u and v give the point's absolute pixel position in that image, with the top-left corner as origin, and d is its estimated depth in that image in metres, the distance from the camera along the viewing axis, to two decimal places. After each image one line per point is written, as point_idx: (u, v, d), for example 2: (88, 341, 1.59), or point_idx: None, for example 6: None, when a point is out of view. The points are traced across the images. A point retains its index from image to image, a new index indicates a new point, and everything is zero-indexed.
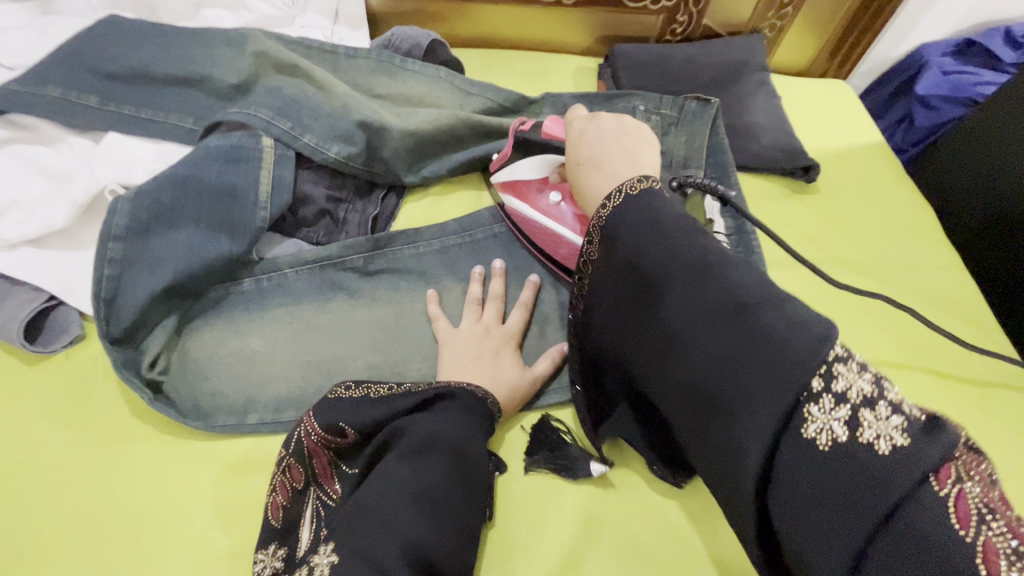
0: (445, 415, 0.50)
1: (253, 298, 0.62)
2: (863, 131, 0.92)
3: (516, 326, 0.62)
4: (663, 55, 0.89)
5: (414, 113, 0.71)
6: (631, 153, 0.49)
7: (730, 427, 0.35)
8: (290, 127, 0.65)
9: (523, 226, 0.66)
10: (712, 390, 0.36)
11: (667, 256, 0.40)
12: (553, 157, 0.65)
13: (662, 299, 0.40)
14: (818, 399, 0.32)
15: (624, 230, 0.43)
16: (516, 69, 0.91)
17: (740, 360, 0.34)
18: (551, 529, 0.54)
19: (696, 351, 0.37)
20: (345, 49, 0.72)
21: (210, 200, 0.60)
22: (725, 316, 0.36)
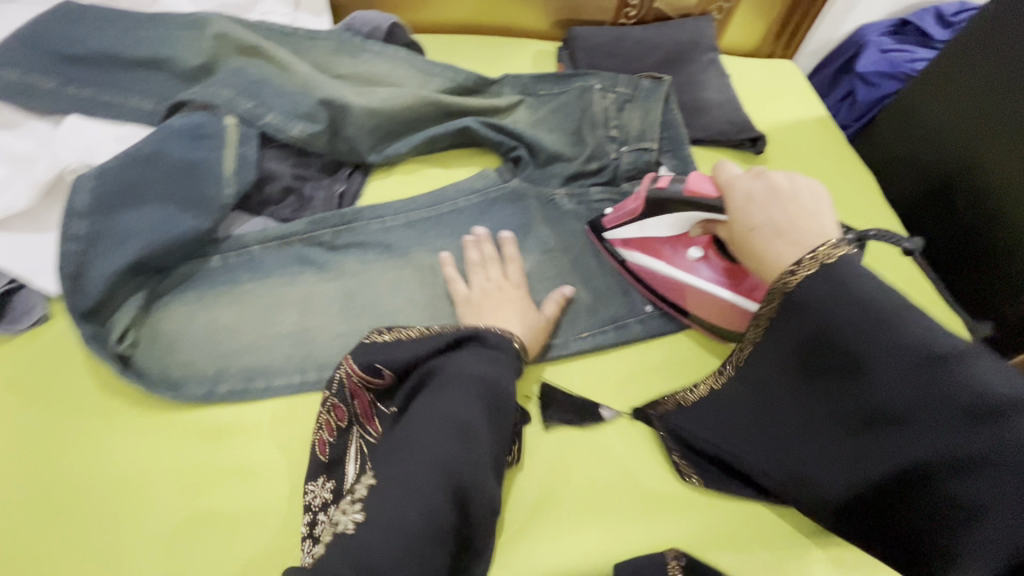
0: (475, 355, 0.53)
1: (222, 273, 0.63)
2: (808, 106, 0.97)
3: (521, 279, 0.67)
4: (617, 36, 0.93)
5: (375, 92, 0.72)
6: (811, 216, 0.50)
7: (961, 526, 0.38)
8: (254, 105, 0.66)
9: (649, 281, 0.68)
10: (951, 492, 0.38)
11: (875, 340, 0.41)
12: (691, 215, 0.62)
13: (868, 388, 0.42)
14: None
15: (821, 306, 0.43)
16: (478, 53, 0.94)
17: (1012, 476, 0.36)
18: (531, 478, 0.57)
19: (899, 430, 0.41)
20: (306, 31, 0.74)
21: (175, 175, 0.61)
22: (961, 425, 0.38)
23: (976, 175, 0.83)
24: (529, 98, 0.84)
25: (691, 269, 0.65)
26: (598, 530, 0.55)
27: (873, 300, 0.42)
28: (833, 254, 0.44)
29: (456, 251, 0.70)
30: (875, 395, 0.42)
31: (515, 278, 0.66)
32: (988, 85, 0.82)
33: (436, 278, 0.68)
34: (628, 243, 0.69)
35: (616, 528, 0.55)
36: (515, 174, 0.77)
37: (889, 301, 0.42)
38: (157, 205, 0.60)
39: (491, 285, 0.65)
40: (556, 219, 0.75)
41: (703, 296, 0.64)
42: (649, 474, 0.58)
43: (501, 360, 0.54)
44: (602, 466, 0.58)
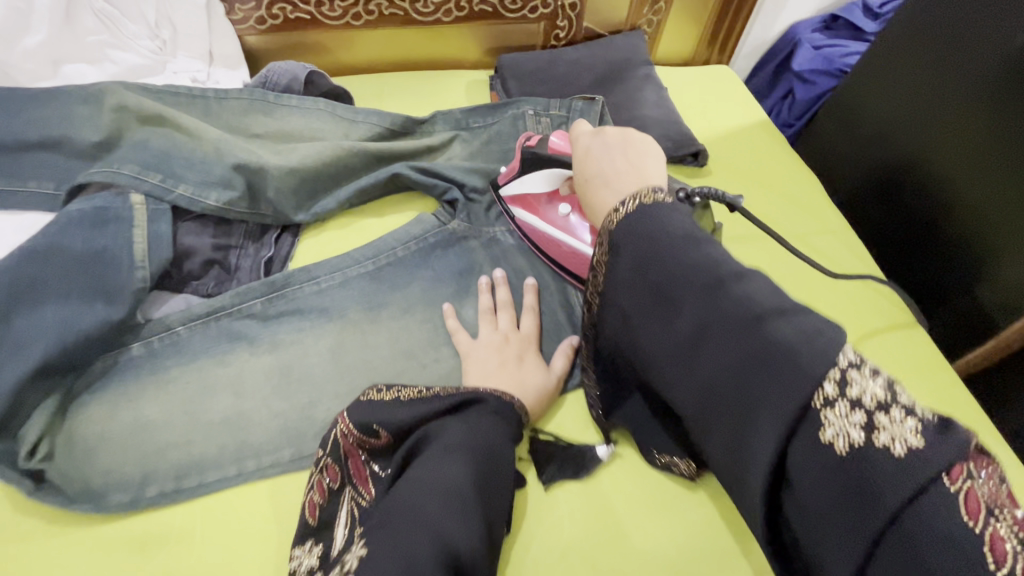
0: (475, 421, 0.52)
1: (144, 363, 0.59)
2: (748, 111, 0.96)
3: (532, 331, 0.64)
4: (548, 61, 0.91)
5: (293, 149, 0.69)
6: (637, 167, 0.50)
7: (742, 424, 0.37)
8: (161, 179, 0.63)
9: (534, 237, 0.69)
10: (733, 398, 0.38)
11: (670, 269, 0.42)
12: (560, 170, 0.66)
13: (646, 305, 0.44)
14: (850, 406, 0.33)
15: (637, 238, 0.44)
16: (409, 90, 0.91)
17: (774, 387, 0.35)
18: (516, 543, 0.54)
19: (706, 357, 0.39)
20: (215, 92, 0.70)
21: (81, 266, 0.57)
22: (737, 337, 0.38)
23: (917, 174, 0.84)
24: (464, 132, 0.81)
25: (558, 224, 0.67)
26: None
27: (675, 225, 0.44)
28: (649, 197, 0.45)
29: (397, 307, 0.67)
30: (674, 318, 0.42)
31: (522, 328, 0.64)
32: (921, 85, 0.82)
33: (377, 340, 0.64)
34: (512, 200, 0.71)
35: None
36: (454, 217, 0.74)
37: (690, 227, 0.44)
38: (60, 300, 0.56)
39: (499, 336, 0.63)
40: (499, 258, 0.72)
41: (556, 240, 0.67)
42: (652, 520, 0.56)
43: (500, 429, 0.53)
44: (584, 516, 0.56)
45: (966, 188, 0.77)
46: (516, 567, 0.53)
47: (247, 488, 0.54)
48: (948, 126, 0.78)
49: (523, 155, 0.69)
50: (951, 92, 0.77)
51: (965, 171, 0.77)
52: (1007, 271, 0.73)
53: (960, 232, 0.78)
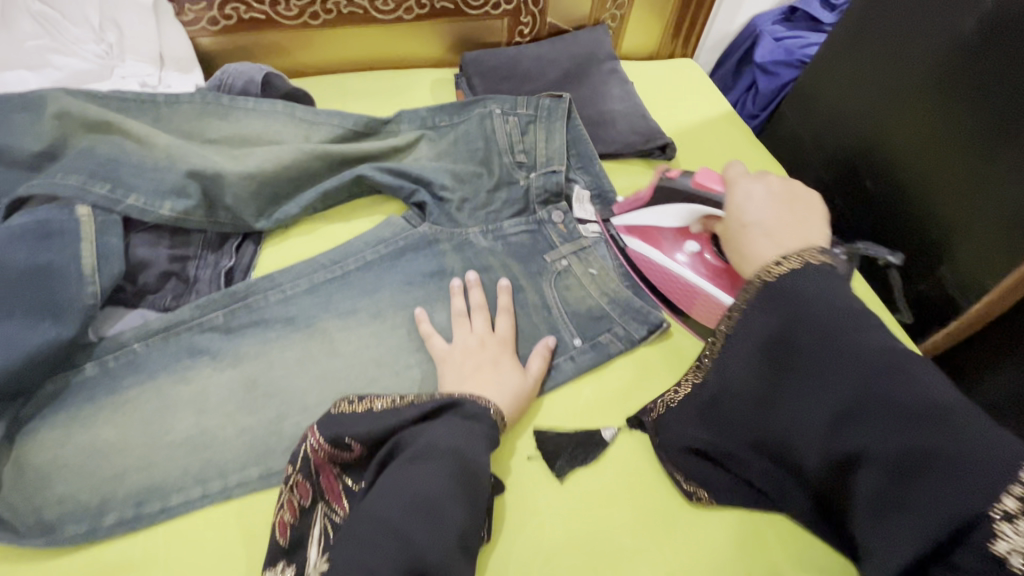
0: (447, 426, 0.51)
1: (99, 383, 0.56)
2: (713, 104, 0.97)
3: (508, 332, 0.63)
4: (513, 57, 0.90)
5: (251, 154, 0.67)
6: (797, 222, 0.53)
7: (872, 514, 0.38)
8: (110, 189, 0.59)
9: (641, 266, 0.71)
10: (876, 485, 0.38)
11: (856, 336, 0.42)
12: (701, 208, 0.67)
13: (791, 394, 0.44)
14: (1013, 521, 0.32)
15: (789, 294, 0.45)
16: (372, 90, 0.89)
17: (947, 482, 0.35)
18: (495, 549, 0.53)
19: (854, 442, 0.39)
20: (165, 97, 0.67)
21: (24, 283, 0.53)
22: (908, 424, 0.37)
23: (873, 164, 0.86)
24: (430, 131, 0.79)
25: (687, 265, 0.68)
26: None
27: (865, 309, 0.44)
28: (818, 258, 0.46)
29: (366, 313, 0.65)
30: (821, 396, 0.42)
31: (496, 330, 0.63)
32: (877, 77, 0.84)
33: (346, 347, 0.62)
34: (631, 230, 0.73)
35: None
36: (424, 220, 0.73)
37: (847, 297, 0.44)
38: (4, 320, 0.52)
39: (473, 340, 0.61)
40: (471, 259, 0.70)
41: (680, 282, 0.68)
42: (631, 518, 0.56)
43: (476, 433, 0.51)
44: (567, 524, 0.55)
45: (920, 174, 0.79)
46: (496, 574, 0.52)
47: (212, 509, 0.52)
48: (913, 117, 0.79)
49: (656, 184, 0.72)
50: (909, 83, 0.79)
51: (917, 158, 0.79)
52: (962, 253, 0.75)
53: (926, 219, 0.79)
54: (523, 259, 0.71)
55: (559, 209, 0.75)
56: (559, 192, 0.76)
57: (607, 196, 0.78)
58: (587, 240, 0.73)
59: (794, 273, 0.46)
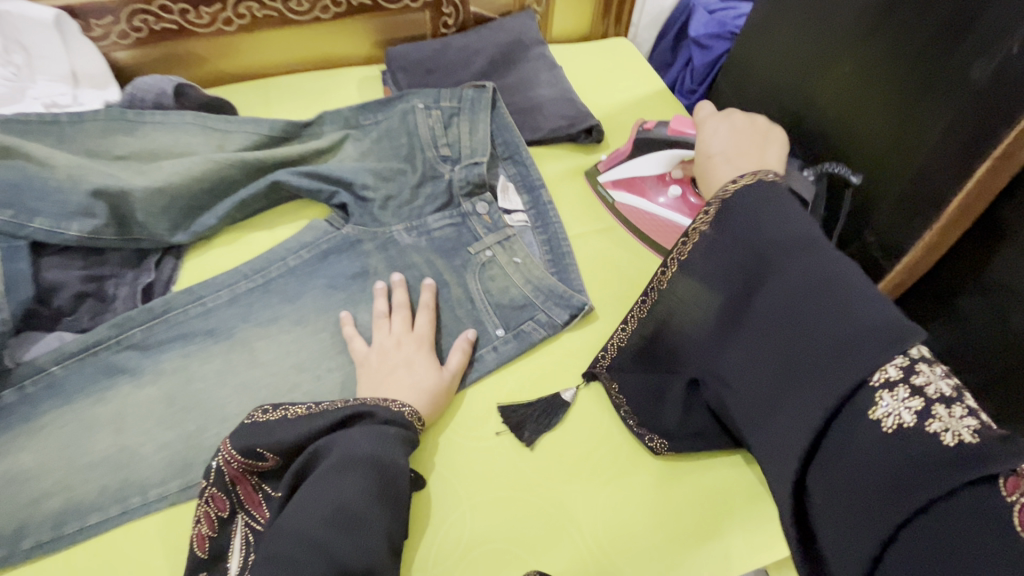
0: (364, 431, 0.51)
1: (16, 409, 0.56)
2: (644, 81, 0.97)
3: (427, 329, 0.63)
4: (437, 49, 0.89)
5: (162, 167, 0.66)
6: (760, 151, 0.61)
7: (801, 385, 0.45)
8: (12, 215, 0.59)
9: (632, 217, 0.75)
10: (800, 361, 0.45)
11: (782, 236, 0.49)
12: (679, 152, 0.70)
13: (710, 313, 0.53)
14: (916, 404, 0.40)
15: (738, 207, 0.51)
16: (297, 92, 0.88)
17: (867, 352, 0.42)
18: (416, 545, 0.54)
19: (767, 342, 0.48)
20: (69, 116, 0.66)
21: None
22: (816, 305, 0.45)
23: (805, 126, 0.84)
24: (354, 131, 0.79)
25: (671, 208, 0.72)
26: None
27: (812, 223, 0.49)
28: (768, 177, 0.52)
29: (289, 320, 0.65)
30: (751, 296, 0.50)
31: (417, 330, 0.63)
32: (800, 39, 0.83)
33: (268, 355, 0.62)
34: (616, 183, 0.76)
35: (508, 574, 0.53)
36: (348, 221, 0.73)
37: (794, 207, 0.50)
38: None
39: (390, 342, 0.61)
40: (395, 257, 0.70)
41: (664, 223, 0.73)
42: (553, 501, 0.56)
43: (383, 437, 0.51)
44: (488, 511, 0.56)
45: (847, 133, 0.78)
46: (417, 568, 0.53)
47: (134, 525, 0.53)
48: (834, 76, 0.78)
49: (635, 139, 0.71)
50: (828, 44, 0.78)
51: (845, 116, 0.77)
52: (882, 209, 0.74)
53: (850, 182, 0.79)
54: (447, 253, 0.71)
55: (483, 200, 0.75)
56: (482, 182, 0.76)
57: (531, 182, 0.78)
58: (511, 229, 0.73)
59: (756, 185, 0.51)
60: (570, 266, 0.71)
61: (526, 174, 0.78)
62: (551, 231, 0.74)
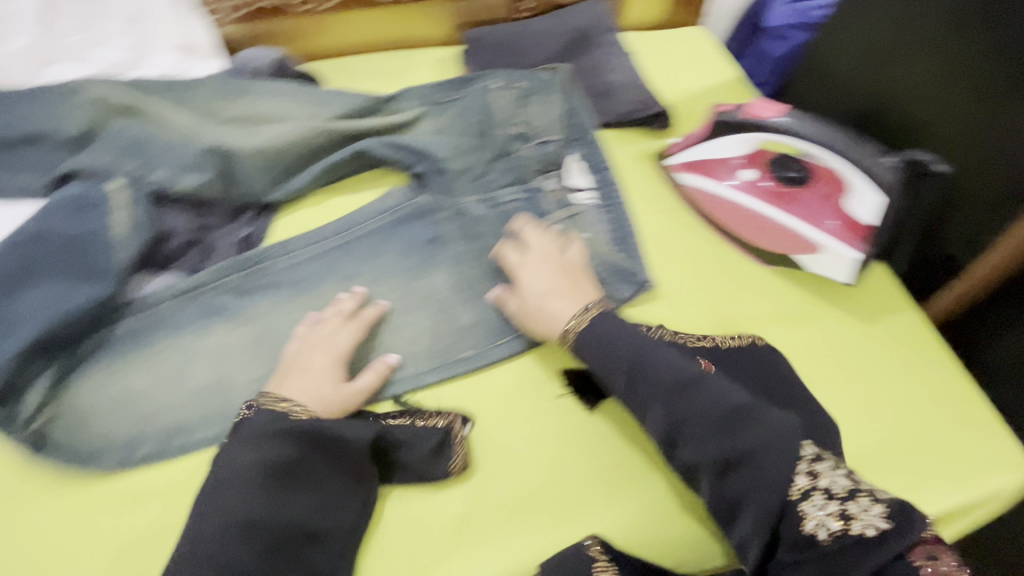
0: (232, 453, 0.53)
1: (131, 337, 0.63)
2: (716, 70, 0.96)
3: (347, 346, 0.62)
4: (513, 32, 0.92)
5: (263, 131, 0.72)
6: (573, 276, 0.65)
7: (743, 503, 0.50)
8: (140, 165, 0.67)
9: (701, 199, 0.75)
10: (731, 489, 0.50)
11: (699, 410, 0.53)
12: (760, 135, 0.70)
13: (653, 415, 0.55)
14: (813, 494, 0.48)
15: (606, 354, 0.58)
16: (379, 70, 0.93)
17: (758, 471, 0.50)
18: (478, 492, 0.58)
19: (696, 459, 0.52)
20: (186, 81, 0.73)
21: (66, 250, 0.61)
22: (726, 432, 0.52)
23: (888, 118, 0.83)
24: (432, 107, 0.83)
25: (742, 191, 0.72)
26: (547, 534, 0.56)
27: (782, 365, 0.62)
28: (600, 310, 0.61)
29: (367, 278, 0.70)
30: (682, 449, 0.53)
31: (340, 335, 0.62)
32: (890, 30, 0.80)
33: (346, 308, 0.67)
34: (687, 167, 0.76)
35: (564, 528, 0.56)
36: (423, 191, 0.77)
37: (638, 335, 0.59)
38: (53, 281, 0.60)
39: (315, 341, 0.61)
40: (466, 227, 0.74)
41: (737, 207, 0.72)
42: (608, 465, 0.60)
43: (295, 435, 0.54)
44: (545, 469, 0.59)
45: (936, 130, 0.76)
46: (479, 513, 0.57)
47: None
48: (926, 71, 0.76)
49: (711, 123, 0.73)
50: (921, 36, 0.76)
51: (935, 107, 0.76)
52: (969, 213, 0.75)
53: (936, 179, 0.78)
54: (515, 226, 0.74)
55: (553, 177, 0.79)
56: (552, 161, 0.79)
57: (598, 162, 0.80)
58: (577, 207, 0.76)
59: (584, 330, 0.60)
60: (633, 246, 0.72)
61: (595, 154, 0.80)
62: (616, 211, 0.75)
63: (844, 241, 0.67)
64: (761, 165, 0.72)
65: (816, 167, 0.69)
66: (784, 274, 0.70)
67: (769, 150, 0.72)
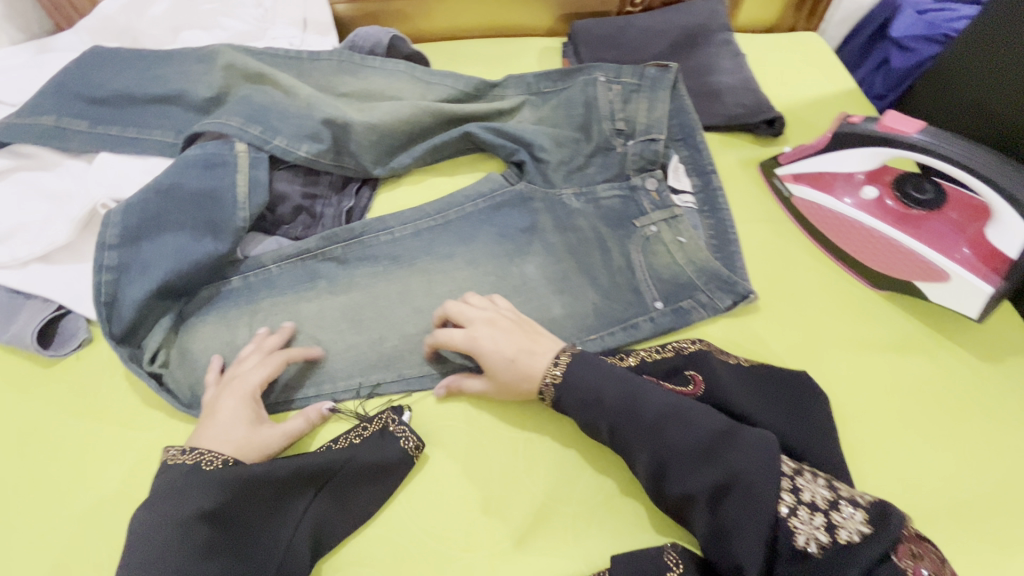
0: (161, 503, 0.47)
1: (242, 293, 0.67)
2: (833, 79, 0.91)
3: (258, 380, 0.57)
4: (622, 26, 0.90)
5: (375, 107, 0.74)
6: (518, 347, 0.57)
7: (738, 540, 0.46)
8: (261, 131, 0.69)
9: (811, 213, 0.71)
10: (721, 520, 0.47)
11: (677, 442, 0.50)
12: (886, 152, 0.63)
13: (641, 453, 0.51)
14: (795, 513, 0.46)
15: (585, 391, 0.54)
16: (483, 56, 0.94)
17: (751, 503, 0.46)
18: (558, 483, 0.57)
19: (682, 488, 0.49)
20: (308, 54, 0.76)
21: (192, 203, 0.65)
22: (702, 464, 0.49)
23: None
24: (535, 97, 0.83)
25: (861, 210, 0.67)
26: (626, 535, 0.55)
27: (799, 403, 0.57)
28: (569, 360, 0.56)
29: (461, 259, 0.70)
30: (671, 480, 0.50)
31: (242, 375, 0.58)
32: None
33: (440, 288, 0.69)
34: (799, 178, 0.72)
35: (642, 531, 0.55)
36: (521, 178, 0.77)
37: (619, 370, 0.55)
38: (177, 232, 0.64)
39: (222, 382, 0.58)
40: (561, 218, 0.73)
41: (853, 225, 0.68)
42: None
43: (217, 484, 0.49)
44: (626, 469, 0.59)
45: None
46: (558, 504, 0.56)
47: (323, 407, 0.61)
48: None
49: (834, 134, 0.67)
50: None
51: None
52: None
53: None
54: (612, 223, 0.73)
55: (653, 177, 0.76)
56: (655, 160, 0.77)
57: (702, 165, 0.77)
58: (678, 209, 0.74)
59: (573, 370, 0.55)
60: (735, 254, 0.70)
61: (700, 157, 0.78)
62: (719, 216, 0.72)
63: (977, 273, 0.60)
64: (885, 184, 0.67)
65: (950, 190, 0.64)
66: (895, 300, 0.66)
67: (895, 169, 0.68)
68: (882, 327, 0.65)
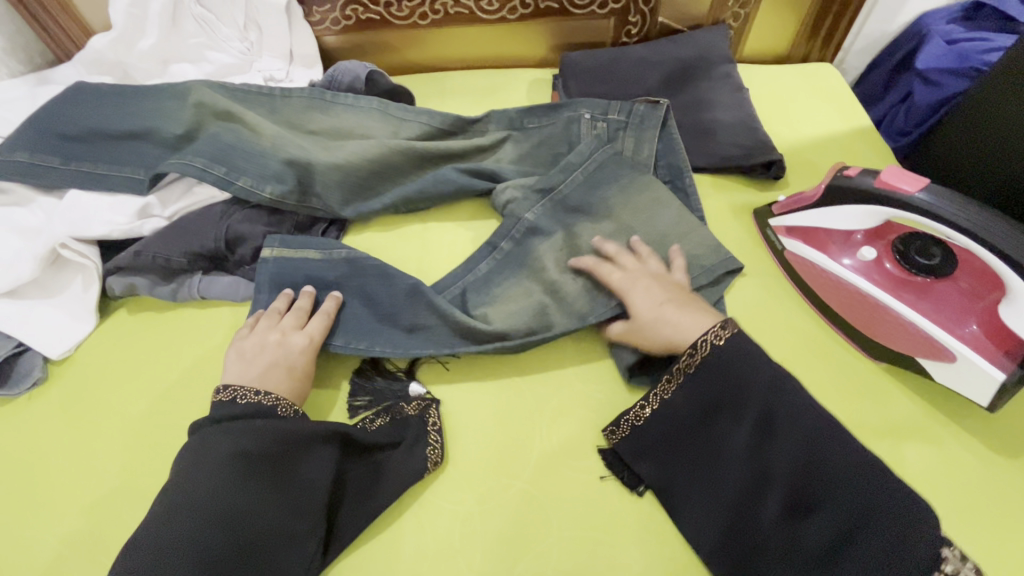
0: (208, 442, 0.50)
1: None
2: (846, 116, 0.84)
3: (316, 335, 0.60)
4: (614, 58, 0.86)
5: (343, 146, 0.73)
6: (666, 299, 0.59)
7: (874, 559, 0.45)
8: (224, 172, 0.68)
9: (805, 273, 0.64)
10: (855, 535, 0.46)
11: (830, 450, 0.49)
12: (880, 210, 0.57)
13: (784, 453, 0.50)
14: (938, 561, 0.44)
15: (750, 358, 0.53)
16: (471, 87, 0.90)
17: (906, 525, 0.45)
18: (493, 563, 0.51)
19: (832, 492, 0.47)
20: (281, 92, 0.77)
21: (319, 256, 0.66)
22: (858, 477, 0.47)
23: None
24: (517, 132, 0.78)
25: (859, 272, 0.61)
26: None
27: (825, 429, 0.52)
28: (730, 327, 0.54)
29: None
30: (813, 475, 0.48)
31: (301, 332, 0.60)
32: None
33: None
34: (792, 231, 0.66)
35: None
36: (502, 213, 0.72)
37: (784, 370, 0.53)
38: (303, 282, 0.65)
39: (271, 337, 0.58)
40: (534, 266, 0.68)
41: (846, 288, 0.61)
42: (647, 559, 0.51)
43: (250, 428, 0.51)
44: (573, 554, 0.51)
45: None
46: None
47: None
48: None
49: (825, 187, 0.61)
50: None
51: None
52: None
53: None
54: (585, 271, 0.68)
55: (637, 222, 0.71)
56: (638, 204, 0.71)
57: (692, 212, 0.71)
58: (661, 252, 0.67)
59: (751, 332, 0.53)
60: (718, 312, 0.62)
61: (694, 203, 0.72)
62: (702, 263, 0.65)
63: (986, 354, 0.53)
64: (886, 244, 0.62)
65: (959, 255, 0.59)
66: (896, 373, 0.58)
67: (897, 227, 0.62)
68: (882, 407, 0.56)
